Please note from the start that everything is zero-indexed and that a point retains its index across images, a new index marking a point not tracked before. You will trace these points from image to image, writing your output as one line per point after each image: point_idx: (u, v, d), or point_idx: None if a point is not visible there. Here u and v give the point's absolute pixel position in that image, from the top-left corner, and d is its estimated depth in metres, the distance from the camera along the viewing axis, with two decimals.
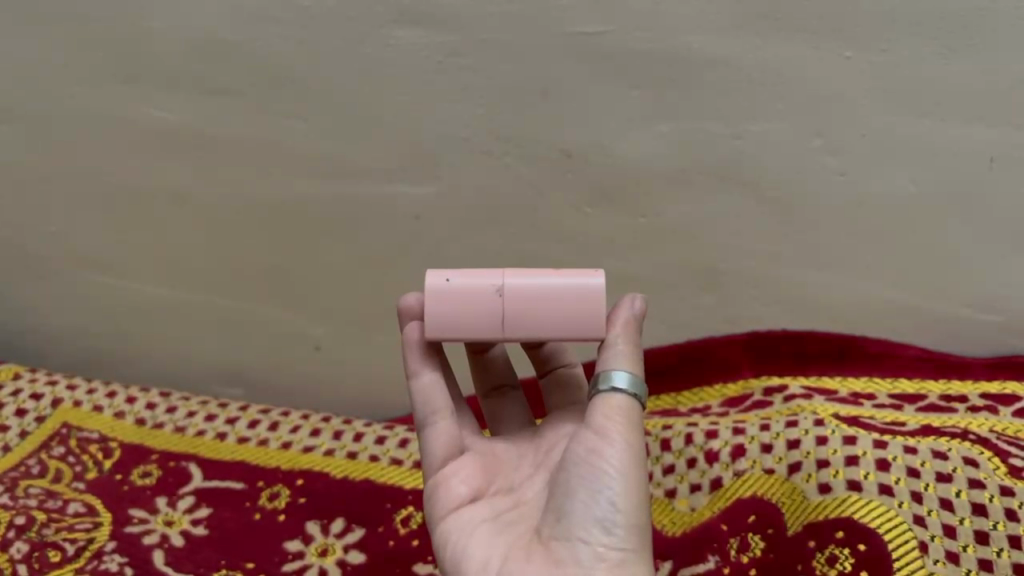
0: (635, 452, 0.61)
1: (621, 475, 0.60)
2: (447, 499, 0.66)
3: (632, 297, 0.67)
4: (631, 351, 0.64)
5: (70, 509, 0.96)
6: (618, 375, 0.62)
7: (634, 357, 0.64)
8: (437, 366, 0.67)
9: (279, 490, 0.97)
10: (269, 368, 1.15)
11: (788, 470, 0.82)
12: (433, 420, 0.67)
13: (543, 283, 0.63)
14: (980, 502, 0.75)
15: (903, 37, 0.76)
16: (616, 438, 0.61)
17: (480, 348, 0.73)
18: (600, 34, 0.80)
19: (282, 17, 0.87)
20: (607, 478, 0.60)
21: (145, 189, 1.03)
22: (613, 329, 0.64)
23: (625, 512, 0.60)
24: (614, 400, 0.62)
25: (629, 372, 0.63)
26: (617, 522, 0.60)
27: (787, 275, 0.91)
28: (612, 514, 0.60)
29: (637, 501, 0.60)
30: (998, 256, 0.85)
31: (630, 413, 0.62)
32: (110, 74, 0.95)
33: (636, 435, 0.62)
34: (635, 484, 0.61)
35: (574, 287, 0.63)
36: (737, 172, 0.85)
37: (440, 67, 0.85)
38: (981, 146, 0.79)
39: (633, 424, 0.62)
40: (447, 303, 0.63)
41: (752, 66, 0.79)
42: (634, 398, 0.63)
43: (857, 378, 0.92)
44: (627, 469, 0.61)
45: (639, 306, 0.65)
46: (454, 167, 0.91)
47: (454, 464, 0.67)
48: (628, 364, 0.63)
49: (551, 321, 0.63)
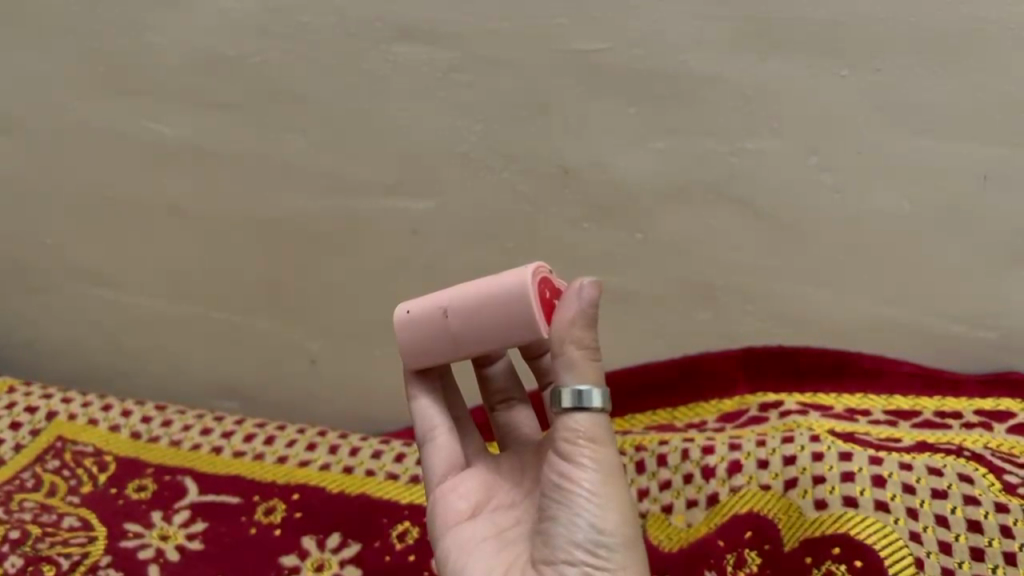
0: (607, 471, 0.60)
1: (597, 498, 0.60)
2: (446, 515, 0.68)
3: (581, 283, 0.58)
4: (580, 362, 0.59)
5: (64, 523, 0.96)
6: (569, 393, 0.59)
7: (585, 365, 0.59)
8: (433, 385, 0.70)
9: (274, 506, 0.97)
10: (266, 382, 1.15)
11: (785, 486, 0.82)
12: (432, 437, 0.70)
13: (479, 296, 0.62)
14: (975, 519, 0.76)
15: (896, 57, 0.76)
16: (585, 462, 0.60)
17: (481, 359, 0.74)
18: (598, 52, 0.81)
19: (283, 34, 0.87)
20: (583, 502, 0.60)
21: (145, 203, 1.03)
22: (559, 335, 0.58)
23: (609, 532, 0.60)
24: (578, 420, 0.60)
25: (577, 389, 0.59)
26: (601, 542, 0.59)
27: (786, 291, 0.91)
28: (594, 536, 0.60)
29: (619, 517, 0.60)
30: (994, 273, 0.85)
31: (596, 428, 0.60)
32: (110, 90, 0.96)
33: (607, 453, 0.61)
34: (614, 503, 0.60)
35: (509, 285, 0.61)
36: (733, 189, 0.86)
37: (440, 84, 0.86)
38: (975, 164, 0.80)
39: (603, 441, 0.61)
40: (411, 332, 0.64)
41: (750, 84, 0.80)
42: (599, 412, 0.60)
43: (852, 394, 0.92)
44: (602, 488, 0.60)
45: (584, 303, 0.57)
46: (453, 182, 0.91)
47: (454, 480, 0.69)
48: (577, 379, 0.59)
49: (498, 334, 0.62)
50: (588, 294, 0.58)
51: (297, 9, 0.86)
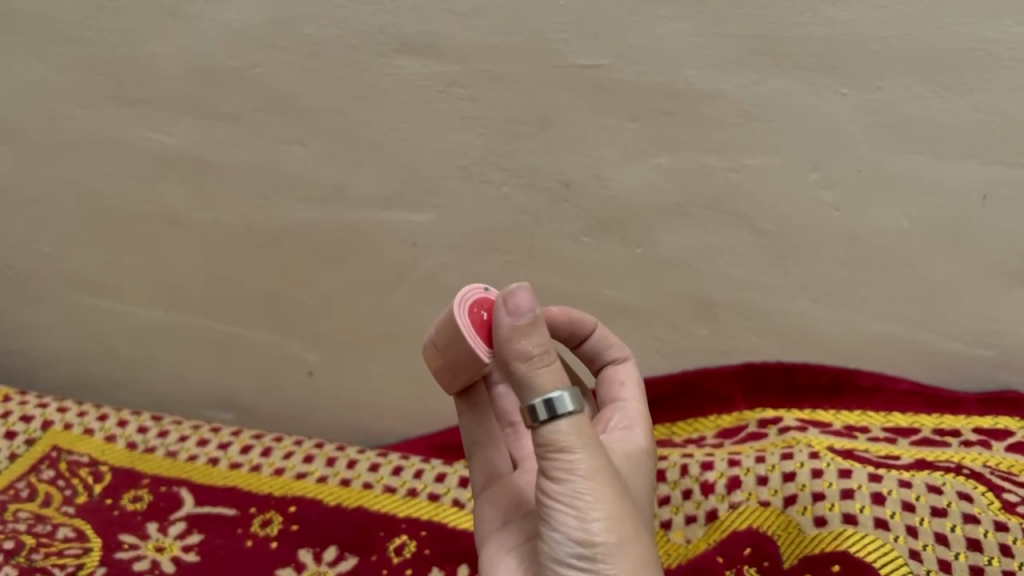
0: (585, 478, 0.55)
1: (574, 509, 0.55)
2: (484, 524, 0.68)
3: (507, 291, 0.58)
4: (531, 369, 0.56)
5: (59, 534, 0.94)
6: (534, 409, 0.55)
7: (540, 372, 0.56)
8: (472, 403, 0.72)
9: (270, 518, 0.96)
10: (263, 394, 1.15)
11: (784, 503, 0.83)
12: (479, 446, 0.73)
13: (436, 333, 0.66)
14: (974, 537, 0.75)
15: (897, 76, 0.76)
16: (558, 472, 0.56)
17: None
18: (599, 68, 0.81)
19: (285, 46, 0.88)
20: (562, 513, 0.56)
21: (144, 213, 1.03)
22: (504, 349, 0.57)
23: (593, 540, 0.55)
24: (545, 432, 0.56)
25: (540, 401, 0.55)
26: (588, 554, 0.55)
27: (783, 307, 0.91)
28: (577, 545, 0.55)
29: (602, 523, 0.55)
30: (991, 292, 0.85)
31: (570, 434, 0.56)
32: (111, 100, 0.96)
33: (584, 459, 0.56)
34: (596, 511, 0.55)
35: (447, 320, 0.64)
36: (733, 205, 0.86)
37: (441, 98, 0.86)
38: (973, 183, 0.80)
39: (579, 447, 0.56)
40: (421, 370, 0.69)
41: (750, 101, 0.80)
42: (567, 416, 0.56)
43: (851, 411, 0.92)
44: (576, 499, 0.55)
45: (517, 313, 0.57)
46: (453, 196, 0.92)
47: (492, 491, 0.70)
48: (535, 388, 0.56)
49: (462, 365, 0.65)
50: (518, 297, 0.58)
51: (300, 21, 0.86)
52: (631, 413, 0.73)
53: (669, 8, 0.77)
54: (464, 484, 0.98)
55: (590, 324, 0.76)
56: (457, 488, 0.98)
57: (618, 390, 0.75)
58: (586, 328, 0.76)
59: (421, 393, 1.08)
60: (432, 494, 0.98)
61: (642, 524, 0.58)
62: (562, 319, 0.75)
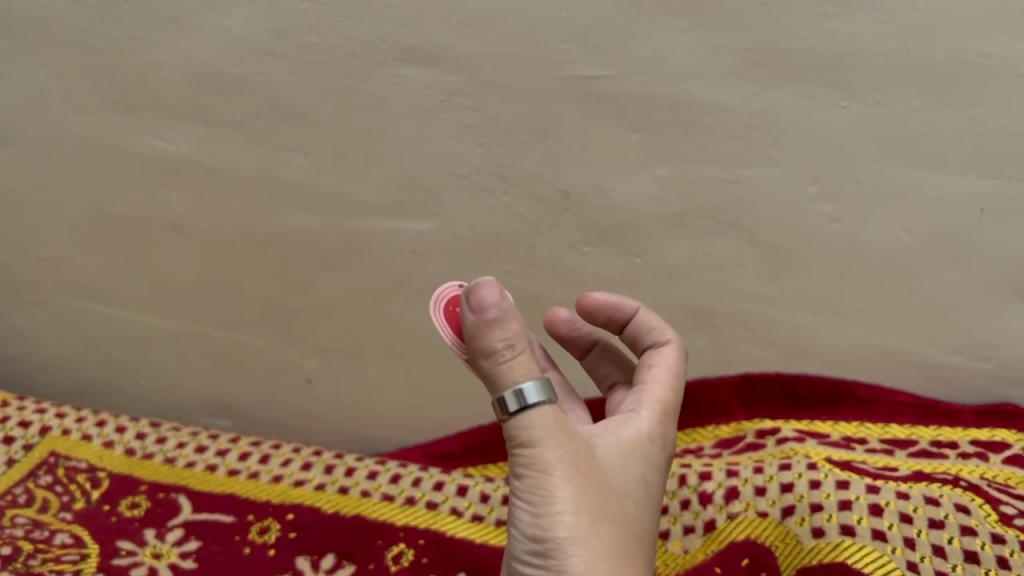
0: (541, 473, 0.55)
1: (529, 505, 0.55)
2: None
3: (474, 285, 0.58)
4: (499, 364, 0.57)
5: (56, 540, 0.94)
6: (506, 401, 0.56)
7: (510, 366, 0.57)
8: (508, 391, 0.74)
9: (269, 525, 0.96)
10: (263, 401, 1.15)
11: (782, 513, 0.83)
12: None
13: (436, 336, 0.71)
14: (972, 549, 0.75)
15: (897, 90, 0.77)
16: (519, 467, 0.56)
17: (582, 349, 0.80)
18: (600, 79, 0.81)
19: (285, 53, 0.88)
20: (521, 509, 0.56)
21: (144, 219, 1.04)
22: (474, 342, 0.58)
23: (547, 534, 0.54)
24: (512, 426, 0.56)
25: (510, 393, 0.56)
26: (544, 547, 0.55)
27: (781, 318, 0.92)
28: (531, 540, 0.55)
29: (558, 516, 0.54)
30: (989, 304, 0.86)
31: (530, 428, 0.56)
32: (112, 107, 0.96)
33: (542, 454, 0.55)
34: (553, 506, 0.54)
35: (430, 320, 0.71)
36: (733, 216, 0.86)
37: (442, 107, 0.86)
38: (972, 196, 0.80)
39: (538, 442, 0.55)
40: None
41: (750, 113, 0.80)
42: (537, 407, 0.56)
43: (848, 422, 0.93)
44: (532, 494, 0.55)
45: (484, 310, 0.57)
46: (453, 205, 0.92)
47: None
48: (506, 380, 0.57)
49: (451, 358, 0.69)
50: (484, 292, 0.58)
51: (303, 30, 0.86)
52: (649, 394, 0.66)
53: (669, 20, 0.77)
54: (462, 492, 0.98)
55: (631, 307, 0.75)
56: (456, 497, 0.98)
57: (653, 370, 0.69)
58: (626, 312, 0.75)
59: (420, 400, 1.08)
60: (431, 502, 0.98)
61: (606, 521, 0.55)
62: (600, 303, 0.76)
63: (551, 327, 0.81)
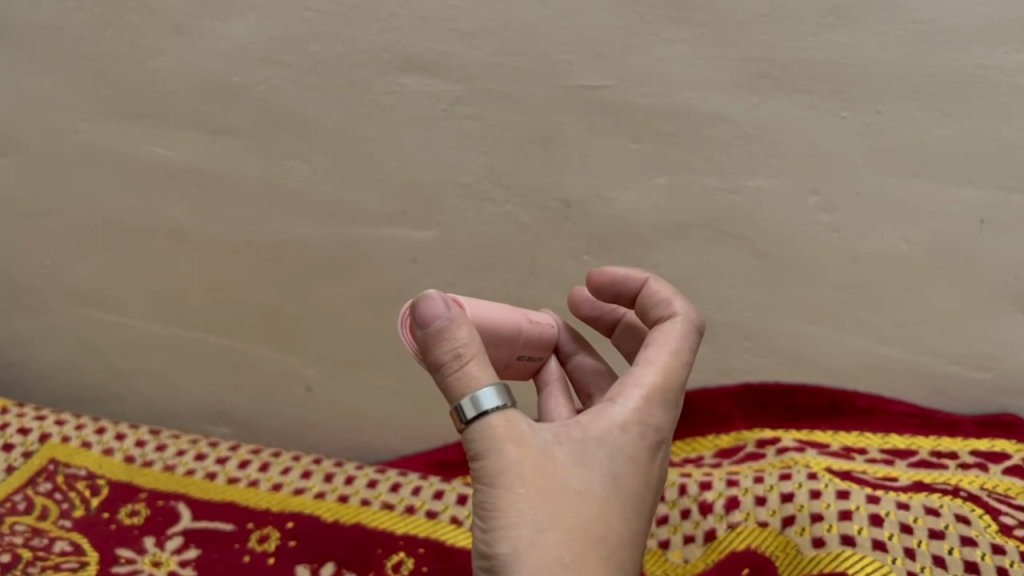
0: (490, 485, 0.54)
1: (479, 521, 0.54)
2: None
3: (420, 297, 0.57)
4: (451, 373, 0.55)
5: (56, 547, 0.93)
6: (461, 409, 0.55)
7: (461, 373, 0.55)
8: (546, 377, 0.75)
9: (268, 533, 0.96)
10: (262, 408, 1.15)
11: (782, 523, 0.83)
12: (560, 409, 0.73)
13: None
14: (972, 560, 0.75)
15: (897, 100, 0.77)
16: (472, 482, 0.55)
17: (608, 330, 0.80)
18: (601, 88, 0.82)
19: (288, 61, 0.88)
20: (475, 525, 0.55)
21: (146, 227, 1.04)
22: (426, 355, 0.57)
23: (492, 550, 0.53)
24: (468, 438, 0.55)
25: (464, 401, 0.54)
26: (491, 562, 0.53)
27: (781, 327, 0.92)
28: (482, 557, 0.54)
29: (501, 530, 0.52)
30: (989, 315, 0.86)
31: (482, 438, 0.54)
32: (115, 115, 0.96)
33: (489, 464, 0.54)
34: (497, 519, 0.53)
35: None
36: (733, 227, 0.87)
37: (444, 116, 0.87)
38: (972, 208, 0.81)
39: (487, 453, 0.54)
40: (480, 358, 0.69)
41: (751, 124, 0.81)
42: (489, 414, 0.54)
43: (848, 432, 0.93)
44: (482, 509, 0.54)
45: (427, 320, 0.55)
46: (455, 214, 0.92)
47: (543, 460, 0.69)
48: (459, 388, 0.55)
49: None
50: (430, 302, 0.56)
51: (305, 39, 0.86)
52: (636, 379, 0.62)
53: (670, 29, 0.77)
54: (462, 501, 0.98)
55: (638, 281, 0.73)
56: (455, 505, 0.98)
57: (645, 353, 0.64)
58: (633, 286, 0.73)
59: (420, 409, 1.09)
60: (431, 511, 0.98)
61: (555, 529, 0.53)
62: (607, 279, 0.75)
63: (574, 306, 0.82)
